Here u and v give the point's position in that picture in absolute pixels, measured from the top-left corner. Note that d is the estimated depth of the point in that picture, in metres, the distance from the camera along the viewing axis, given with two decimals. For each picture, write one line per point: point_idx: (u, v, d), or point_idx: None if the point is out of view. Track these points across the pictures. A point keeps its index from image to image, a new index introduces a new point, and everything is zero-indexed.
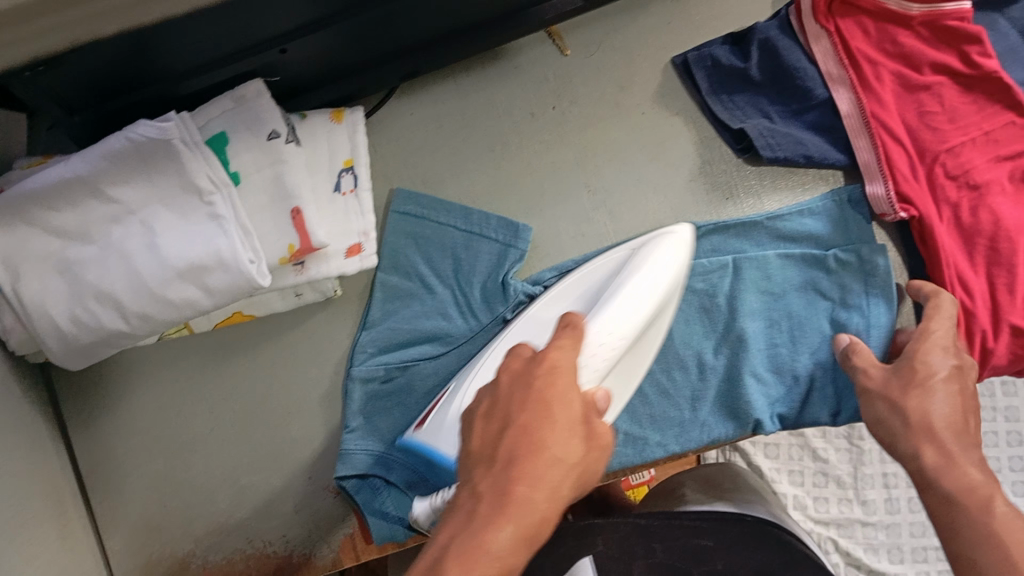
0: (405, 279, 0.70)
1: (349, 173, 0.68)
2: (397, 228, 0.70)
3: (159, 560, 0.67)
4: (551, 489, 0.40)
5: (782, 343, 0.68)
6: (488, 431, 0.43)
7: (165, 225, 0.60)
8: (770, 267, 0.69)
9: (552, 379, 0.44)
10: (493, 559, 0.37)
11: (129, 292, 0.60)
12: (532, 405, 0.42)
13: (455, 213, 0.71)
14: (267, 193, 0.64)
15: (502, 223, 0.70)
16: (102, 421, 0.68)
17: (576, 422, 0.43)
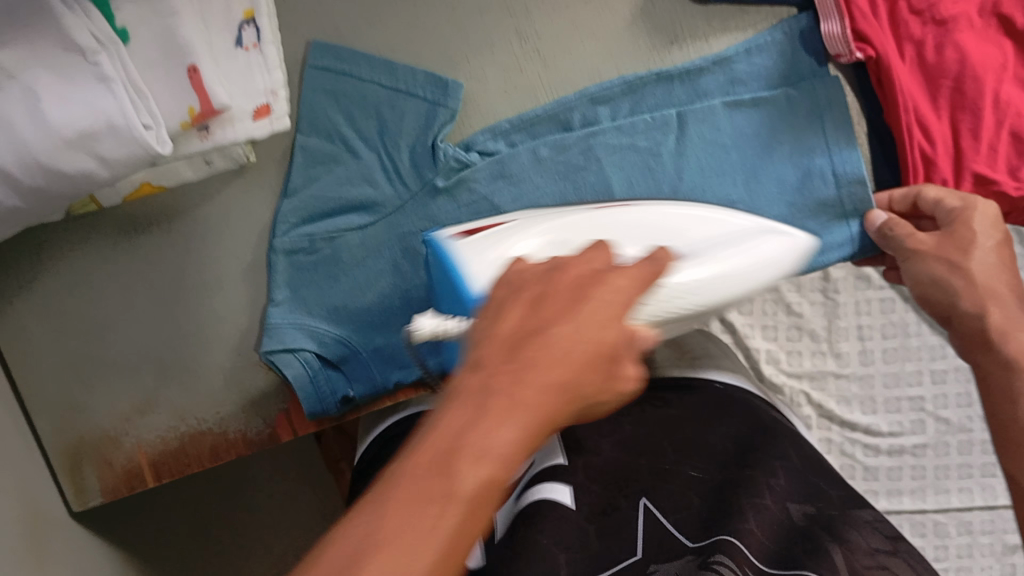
0: (328, 142, 0.64)
1: (250, 27, 0.60)
2: (314, 85, 0.64)
3: (90, 439, 0.64)
4: (555, 394, 0.34)
5: (739, 197, 0.62)
6: (525, 319, 0.37)
7: (48, 90, 0.54)
8: (718, 119, 0.63)
9: (612, 297, 0.38)
10: (495, 459, 0.31)
11: (14, 163, 0.53)
12: (577, 312, 0.37)
13: (378, 67, 0.64)
14: (159, 49, 0.57)
15: (429, 78, 0.64)
16: (14, 300, 0.63)
17: (606, 350, 0.37)
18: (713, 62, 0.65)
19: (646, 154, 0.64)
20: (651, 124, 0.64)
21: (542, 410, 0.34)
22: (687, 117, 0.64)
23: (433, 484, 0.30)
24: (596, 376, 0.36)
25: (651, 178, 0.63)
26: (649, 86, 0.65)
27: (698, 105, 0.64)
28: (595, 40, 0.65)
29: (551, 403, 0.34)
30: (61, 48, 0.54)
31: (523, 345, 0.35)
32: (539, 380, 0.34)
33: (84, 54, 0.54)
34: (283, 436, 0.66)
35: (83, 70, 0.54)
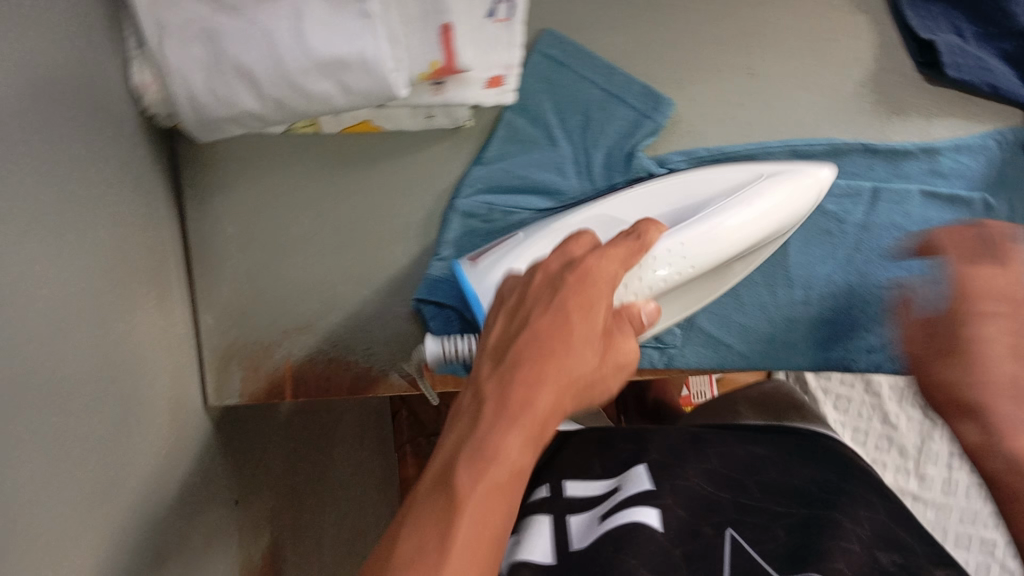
0: (531, 124, 0.64)
1: (506, 3, 0.61)
2: (535, 70, 0.64)
3: (244, 344, 0.68)
4: (559, 389, 0.41)
5: (910, 285, 0.62)
6: (507, 329, 0.44)
7: (315, 14, 0.57)
8: (910, 204, 0.62)
9: (582, 288, 0.44)
10: (501, 460, 0.39)
11: (267, 74, 0.58)
12: (555, 309, 0.43)
13: (599, 69, 0.63)
14: (419, 3, 0.58)
15: (644, 91, 0.63)
16: (216, 197, 0.67)
17: (594, 335, 0.43)
18: (921, 150, 0.62)
19: (831, 221, 0.62)
20: (844, 191, 0.62)
21: (548, 409, 0.41)
22: (882, 194, 0.62)
23: (441, 497, 0.38)
24: (587, 354, 0.43)
25: (828, 242, 0.63)
26: (853, 153, 0.62)
27: (894, 184, 0.62)
28: (823, 96, 0.63)
29: (559, 398, 0.41)
30: None
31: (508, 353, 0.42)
32: (538, 381, 0.41)
33: None
34: (423, 387, 0.68)
35: (351, 4, 0.57)
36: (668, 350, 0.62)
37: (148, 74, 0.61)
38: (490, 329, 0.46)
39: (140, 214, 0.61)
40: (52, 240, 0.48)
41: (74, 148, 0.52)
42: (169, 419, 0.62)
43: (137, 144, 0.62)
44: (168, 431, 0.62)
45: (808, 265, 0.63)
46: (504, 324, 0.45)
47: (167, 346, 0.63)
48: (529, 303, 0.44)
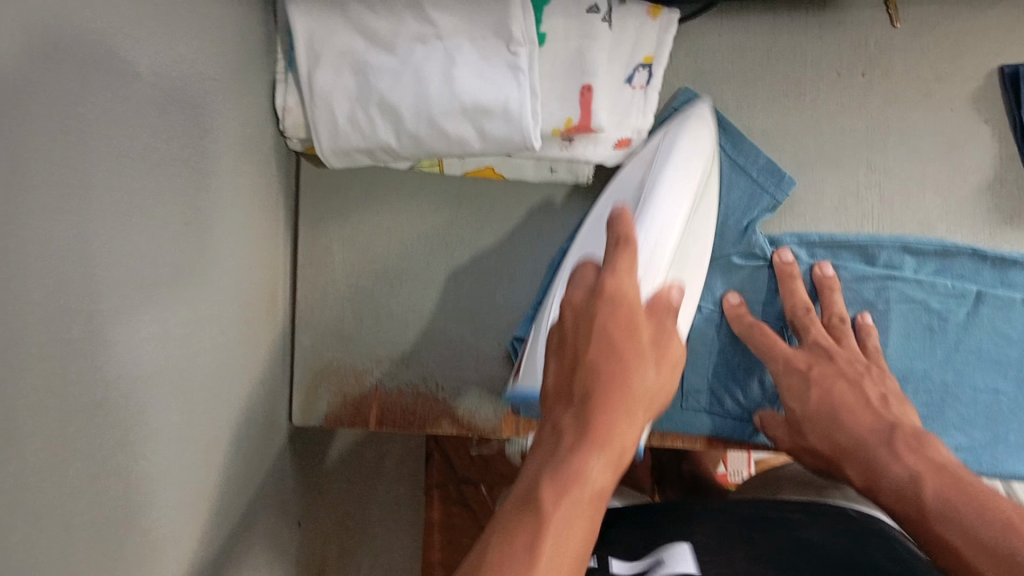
0: None
1: (644, 70, 0.63)
2: (664, 133, 0.66)
3: (337, 367, 0.68)
4: (626, 401, 0.42)
5: (1005, 390, 0.62)
6: (563, 361, 0.45)
7: (465, 61, 0.60)
8: (1014, 311, 0.63)
9: (615, 308, 0.45)
10: (584, 480, 0.39)
11: (410, 112, 0.60)
12: (600, 331, 0.44)
13: (727, 137, 0.66)
14: (565, 63, 0.61)
15: (768, 165, 0.65)
16: (331, 223, 0.69)
17: (647, 349, 0.44)
18: None
19: (933, 317, 0.63)
20: (949, 291, 0.63)
21: (627, 433, 0.41)
22: (986, 299, 0.63)
23: (525, 518, 0.38)
24: (649, 372, 0.43)
25: (928, 339, 0.63)
26: (959, 256, 0.64)
27: (999, 291, 0.63)
28: (938, 198, 0.64)
29: (634, 422, 0.42)
30: (493, 33, 0.60)
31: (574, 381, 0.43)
32: (613, 407, 0.41)
33: (511, 42, 0.59)
34: (505, 433, 0.66)
35: (502, 56, 0.60)
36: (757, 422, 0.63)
37: (293, 98, 0.63)
38: (549, 367, 0.46)
39: (263, 225, 0.63)
40: (179, 240, 0.50)
41: (212, 154, 0.54)
42: (258, 432, 0.62)
43: (270, 160, 0.64)
44: (256, 442, 0.62)
45: (907, 360, 0.63)
46: (558, 362, 0.45)
47: (266, 359, 0.64)
48: (573, 335, 0.45)
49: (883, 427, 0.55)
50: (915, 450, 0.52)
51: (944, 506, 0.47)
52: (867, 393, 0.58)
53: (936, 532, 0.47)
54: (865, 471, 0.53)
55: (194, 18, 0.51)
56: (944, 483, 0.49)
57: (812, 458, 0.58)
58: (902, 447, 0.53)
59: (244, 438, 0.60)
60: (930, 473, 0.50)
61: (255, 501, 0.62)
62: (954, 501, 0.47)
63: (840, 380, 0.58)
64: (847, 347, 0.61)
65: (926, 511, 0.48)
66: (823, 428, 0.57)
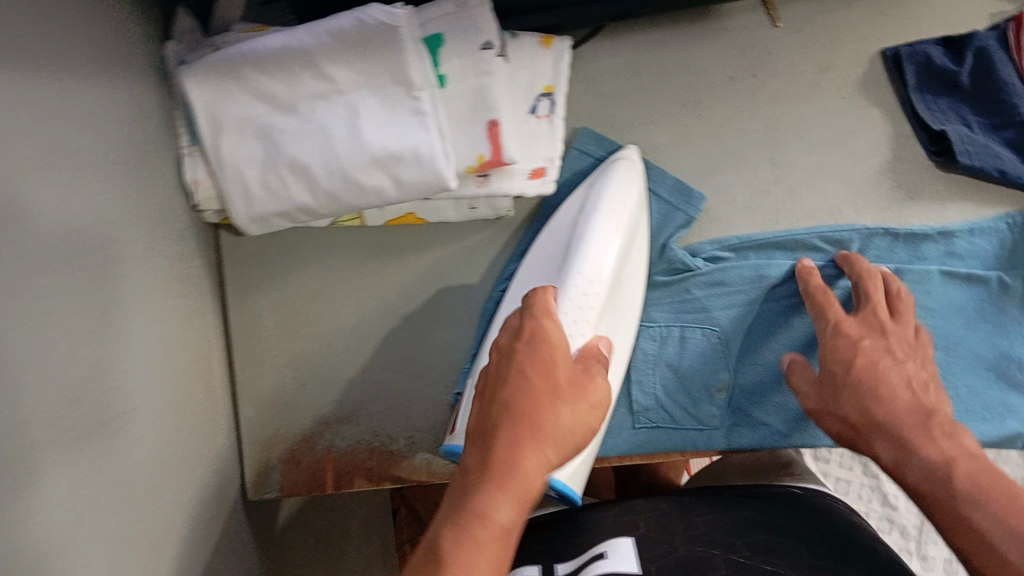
0: None
1: (546, 100, 0.64)
2: (572, 165, 0.66)
3: (284, 435, 0.67)
4: (544, 442, 0.43)
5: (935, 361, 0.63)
6: (482, 402, 0.46)
7: (371, 113, 0.60)
8: (931, 284, 0.64)
9: (536, 355, 0.47)
10: (490, 521, 0.40)
11: (323, 171, 0.61)
12: (516, 376, 0.45)
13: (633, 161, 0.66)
14: (467, 102, 0.62)
15: (677, 185, 0.65)
16: (257, 292, 0.69)
17: (567, 389, 0.46)
18: (937, 233, 0.65)
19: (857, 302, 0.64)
20: None
21: (533, 471, 0.42)
22: (903, 275, 0.64)
23: (426, 557, 0.39)
24: (562, 411, 0.45)
25: None
26: (871, 237, 0.65)
27: (914, 266, 0.64)
28: (842, 184, 0.66)
29: (546, 458, 0.43)
30: (392, 81, 0.60)
31: (490, 416, 0.45)
32: (522, 441, 0.42)
33: (411, 89, 0.60)
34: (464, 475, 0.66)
35: (405, 103, 0.60)
36: (711, 432, 0.63)
37: (199, 171, 0.63)
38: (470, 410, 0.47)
39: (188, 303, 0.62)
40: (108, 333, 0.49)
41: (131, 242, 0.53)
42: (215, 516, 0.61)
43: (186, 238, 0.63)
44: (213, 525, 0.60)
45: None
46: (477, 404, 0.47)
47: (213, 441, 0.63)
48: (494, 379, 0.47)
49: (920, 411, 0.52)
50: (951, 436, 0.50)
51: (977, 490, 0.45)
52: (911, 374, 0.55)
53: (964, 514, 0.45)
54: (896, 450, 0.51)
55: (94, 106, 0.51)
56: (978, 469, 0.47)
57: (837, 424, 0.55)
58: (938, 431, 0.50)
59: (202, 526, 0.59)
60: (963, 459, 0.48)
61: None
62: (987, 487, 0.45)
63: (886, 357, 0.56)
64: (896, 328, 0.59)
65: (953, 489, 0.47)
66: (861, 397, 0.55)
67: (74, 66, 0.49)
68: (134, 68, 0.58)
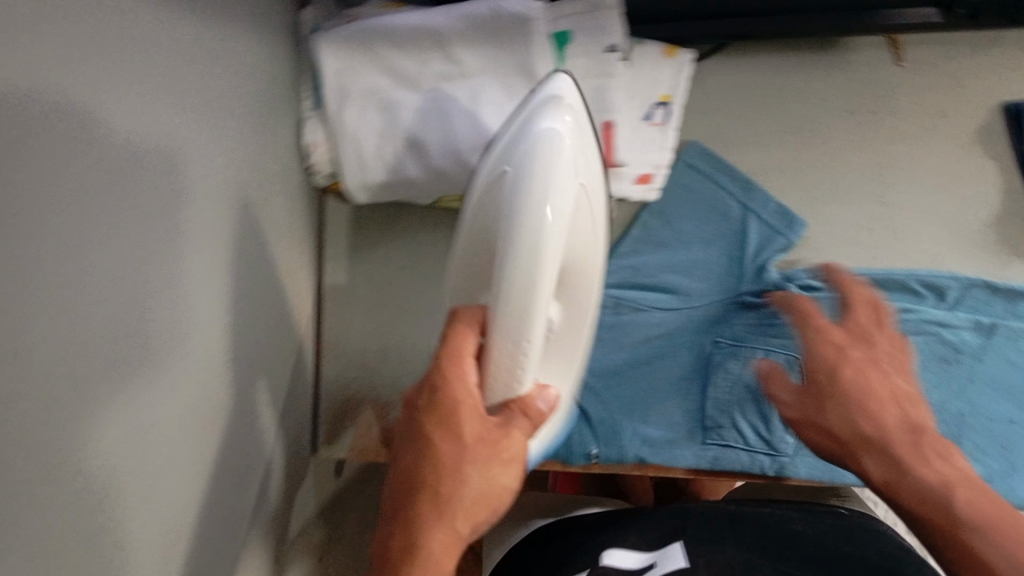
0: (663, 226, 0.67)
1: (662, 108, 0.65)
2: (677, 177, 0.67)
3: (362, 399, 0.69)
4: (450, 521, 0.38)
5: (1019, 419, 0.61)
6: (400, 483, 0.40)
7: (491, 100, 0.62)
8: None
9: (444, 408, 0.40)
10: None
11: (438, 149, 0.63)
12: (423, 446, 0.39)
13: (738, 182, 0.67)
14: (585, 101, 0.63)
15: (779, 211, 0.65)
16: (355, 258, 0.71)
17: (480, 443, 0.40)
18: None
19: (949, 349, 0.63)
20: (965, 324, 0.63)
21: (439, 558, 0.37)
22: (1000, 329, 0.63)
23: None
24: (472, 472, 0.39)
25: (945, 370, 0.62)
26: (971, 288, 0.64)
27: (1012, 322, 0.63)
28: (946, 230, 0.66)
29: (455, 542, 0.38)
30: (517, 73, 0.62)
31: (404, 493, 0.39)
32: (420, 521, 0.38)
33: (534, 82, 0.62)
34: None
35: (525, 94, 0.62)
36: (781, 458, 0.61)
37: (319, 135, 0.65)
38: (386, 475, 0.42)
39: (294, 257, 0.64)
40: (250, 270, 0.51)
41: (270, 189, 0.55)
42: (285, 471, 0.62)
43: (296, 197, 0.65)
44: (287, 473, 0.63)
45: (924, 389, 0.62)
46: (390, 475, 0.41)
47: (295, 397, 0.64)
48: (405, 438, 0.41)
49: (907, 428, 0.48)
50: (944, 455, 0.46)
51: (973, 515, 0.42)
52: (896, 387, 0.51)
53: (970, 545, 0.41)
54: (886, 470, 0.47)
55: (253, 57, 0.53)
56: (975, 493, 0.43)
57: (820, 437, 0.51)
58: (930, 451, 0.46)
59: (275, 478, 0.60)
60: (961, 484, 0.44)
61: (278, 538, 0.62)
62: (988, 514, 0.41)
63: (875, 369, 0.52)
64: (881, 336, 0.55)
65: (953, 518, 0.42)
66: (847, 412, 0.50)
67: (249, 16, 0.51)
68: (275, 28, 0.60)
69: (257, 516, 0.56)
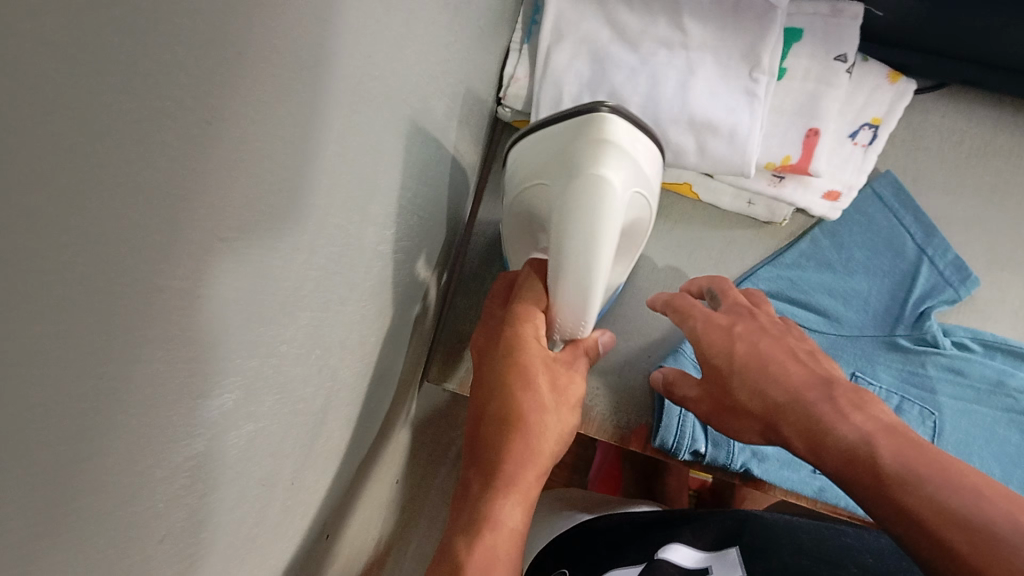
0: (831, 248, 0.66)
1: (869, 130, 0.63)
2: (860, 203, 0.66)
3: None
4: (535, 444, 0.46)
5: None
6: (490, 420, 0.48)
7: (706, 76, 0.61)
8: None
9: (517, 359, 0.49)
10: (501, 528, 0.43)
11: (637, 110, 0.61)
12: (502, 390, 0.48)
13: (920, 224, 0.65)
14: (795, 103, 0.62)
15: (955, 263, 0.64)
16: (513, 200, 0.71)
17: (552, 386, 0.49)
18: None
19: None
20: None
21: (531, 482, 0.45)
22: None
23: None
24: (550, 414, 0.48)
25: None
26: None
27: None
28: None
29: (544, 460, 0.47)
30: (739, 57, 0.61)
31: (485, 433, 0.47)
32: (511, 450, 0.45)
33: (753, 70, 0.61)
34: (630, 444, 0.64)
35: (741, 80, 0.61)
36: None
37: (521, 70, 0.65)
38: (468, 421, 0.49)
39: (463, 180, 0.64)
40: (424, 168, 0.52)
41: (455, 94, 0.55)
42: (396, 384, 0.62)
43: (481, 122, 0.65)
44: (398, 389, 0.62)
45: None
46: (473, 421, 0.49)
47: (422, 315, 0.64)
48: (488, 387, 0.49)
49: (817, 382, 0.49)
50: (859, 407, 0.46)
51: (902, 467, 0.40)
52: (793, 356, 0.53)
53: (895, 498, 0.39)
54: (808, 435, 0.46)
55: None
56: (901, 442, 0.42)
57: (741, 420, 0.53)
58: (846, 404, 0.47)
59: (389, 391, 0.59)
60: (881, 433, 0.43)
61: (375, 451, 0.61)
62: (911, 456, 0.41)
63: (764, 336, 0.54)
64: (761, 311, 0.58)
65: (880, 475, 0.41)
66: (753, 385, 0.52)
67: None
68: None
69: (368, 413, 0.55)
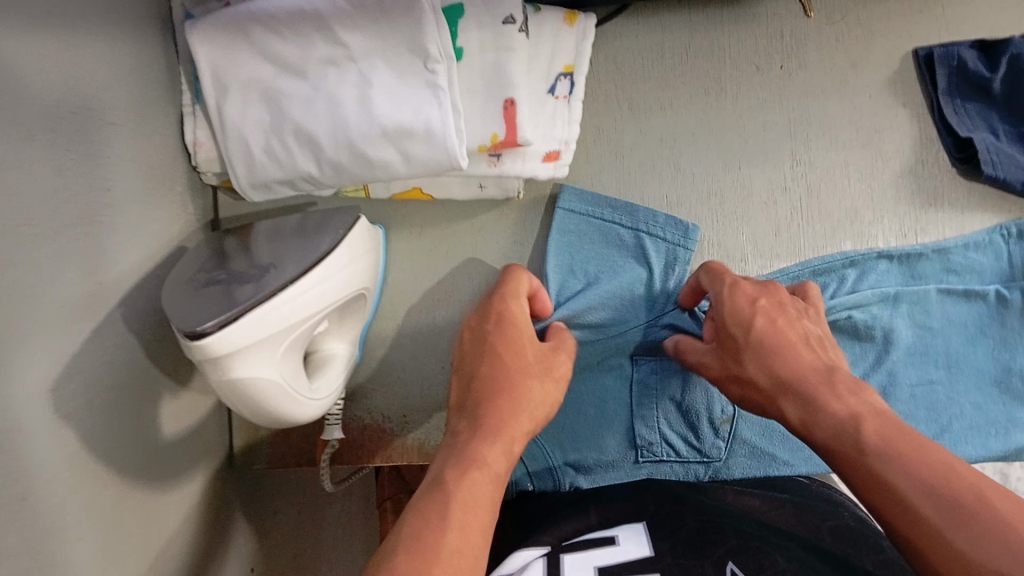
0: (568, 272, 0.66)
1: (566, 80, 0.63)
2: (568, 225, 0.66)
3: None
4: (518, 428, 0.48)
5: (938, 379, 0.63)
6: (465, 389, 0.51)
7: (383, 83, 0.57)
8: (929, 303, 0.64)
9: (500, 326, 0.55)
10: (470, 479, 0.42)
11: (328, 139, 0.58)
12: (487, 356, 0.53)
13: (620, 209, 0.66)
14: (484, 77, 0.59)
15: (671, 221, 0.65)
16: None
17: (529, 365, 0.53)
18: (932, 250, 0.65)
19: (860, 326, 0.63)
20: (875, 298, 0.64)
21: (496, 458, 0.45)
22: (903, 296, 0.64)
23: (432, 489, 0.41)
24: (534, 387, 0.51)
25: (859, 347, 0.63)
26: (871, 262, 0.65)
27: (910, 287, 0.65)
28: (863, 183, 0.67)
29: (520, 425, 0.49)
30: (408, 51, 0.57)
31: (470, 396, 0.50)
32: (489, 421, 0.47)
33: (426, 62, 0.57)
34: None
35: (419, 75, 0.57)
36: (714, 463, 0.63)
37: (202, 132, 0.61)
38: (450, 385, 0.53)
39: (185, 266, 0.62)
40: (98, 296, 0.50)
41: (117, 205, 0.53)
42: (190, 475, 0.61)
43: (183, 200, 0.63)
44: (192, 489, 0.62)
45: None
46: (455, 380, 0.53)
47: (195, 401, 0.63)
48: (466, 356, 0.54)
49: (821, 366, 0.50)
50: (855, 392, 0.47)
51: (885, 446, 0.42)
52: (808, 332, 0.54)
53: (874, 468, 0.42)
54: (802, 408, 0.48)
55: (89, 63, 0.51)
56: (886, 424, 0.44)
57: (742, 389, 0.53)
58: (841, 388, 0.47)
59: (173, 500, 0.58)
60: (870, 415, 0.45)
61: (193, 546, 0.61)
62: (895, 442, 0.42)
63: (785, 318, 0.54)
64: (787, 291, 0.58)
65: (862, 447, 0.43)
66: (762, 360, 0.52)
67: (73, 23, 0.49)
68: (141, 16, 0.58)
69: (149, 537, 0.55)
